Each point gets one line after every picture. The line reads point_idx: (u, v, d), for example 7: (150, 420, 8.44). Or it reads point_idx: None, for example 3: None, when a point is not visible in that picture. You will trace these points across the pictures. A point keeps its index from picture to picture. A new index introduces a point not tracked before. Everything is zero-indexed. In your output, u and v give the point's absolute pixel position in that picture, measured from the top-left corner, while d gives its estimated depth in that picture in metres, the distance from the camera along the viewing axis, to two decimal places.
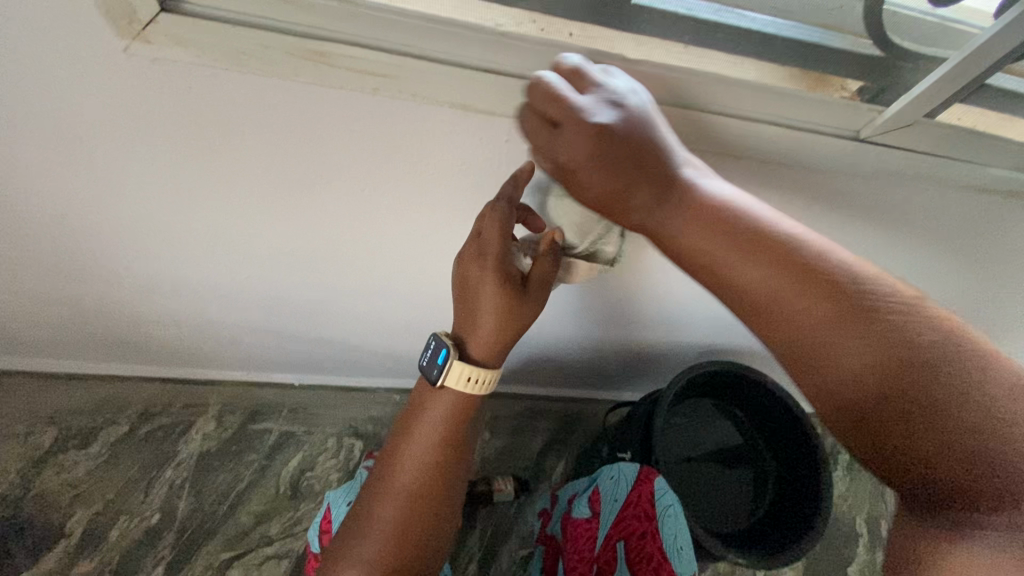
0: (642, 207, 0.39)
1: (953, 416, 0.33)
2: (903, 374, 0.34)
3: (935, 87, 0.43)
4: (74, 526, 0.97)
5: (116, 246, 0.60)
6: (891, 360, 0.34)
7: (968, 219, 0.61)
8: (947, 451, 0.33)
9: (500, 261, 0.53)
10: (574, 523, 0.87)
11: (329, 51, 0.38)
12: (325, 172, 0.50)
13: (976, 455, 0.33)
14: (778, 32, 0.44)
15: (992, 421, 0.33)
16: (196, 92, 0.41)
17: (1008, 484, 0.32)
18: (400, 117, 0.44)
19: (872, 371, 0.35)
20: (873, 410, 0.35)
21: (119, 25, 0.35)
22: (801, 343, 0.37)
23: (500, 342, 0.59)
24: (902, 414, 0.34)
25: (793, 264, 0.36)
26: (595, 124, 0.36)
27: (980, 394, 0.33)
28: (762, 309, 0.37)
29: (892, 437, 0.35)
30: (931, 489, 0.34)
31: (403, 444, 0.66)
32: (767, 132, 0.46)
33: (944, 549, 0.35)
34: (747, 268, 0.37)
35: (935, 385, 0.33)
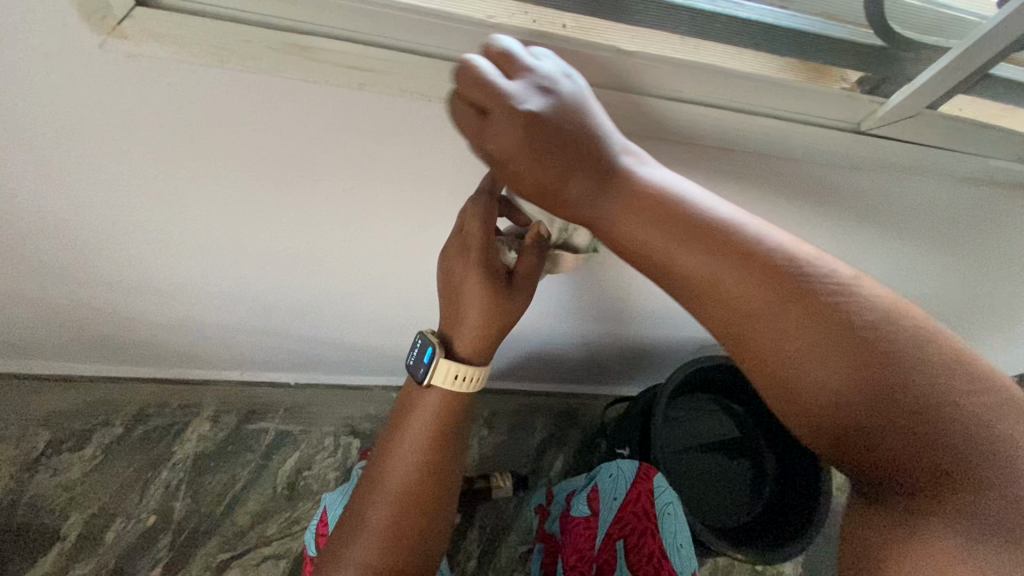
0: (581, 199, 0.38)
1: (899, 397, 0.32)
2: (848, 358, 0.33)
3: (938, 78, 0.42)
4: (70, 529, 0.96)
5: (103, 247, 0.59)
6: (835, 351, 0.33)
7: (968, 212, 0.60)
8: (900, 433, 0.32)
9: (485, 258, 0.52)
10: (573, 522, 0.87)
11: (315, 45, 0.37)
12: (315, 170, 0.49)
13: (927, 436, 0.32)
14: (777, 22, 0.43)
15: (940, 400, 0.32)
16: (176, 89, 0.40)
17: (960, 463, 0.31)
18: (388, 112, 0.43)
19: (817, 364, 0.34)
20: (818, 403, 0.34)
21: (92, 20, 0.34)
22: (745, 334, 0.36)
23: (488, 340, 0.58)
24: (848, 399, 0.33)
25: (741, 256, 0.35)
26: (522, 111, 0.35)
27: (923, 371, 0.32)
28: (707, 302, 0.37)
29: (841, 422, 0.34)
30: (886, 472, 0.34)
31: (393, 443, 0.65)
32: (766, 122, 0.45)
33: (906, 536, 0.33)
34: (689, 259, 0.36)
35: (878, 369, 0.32)
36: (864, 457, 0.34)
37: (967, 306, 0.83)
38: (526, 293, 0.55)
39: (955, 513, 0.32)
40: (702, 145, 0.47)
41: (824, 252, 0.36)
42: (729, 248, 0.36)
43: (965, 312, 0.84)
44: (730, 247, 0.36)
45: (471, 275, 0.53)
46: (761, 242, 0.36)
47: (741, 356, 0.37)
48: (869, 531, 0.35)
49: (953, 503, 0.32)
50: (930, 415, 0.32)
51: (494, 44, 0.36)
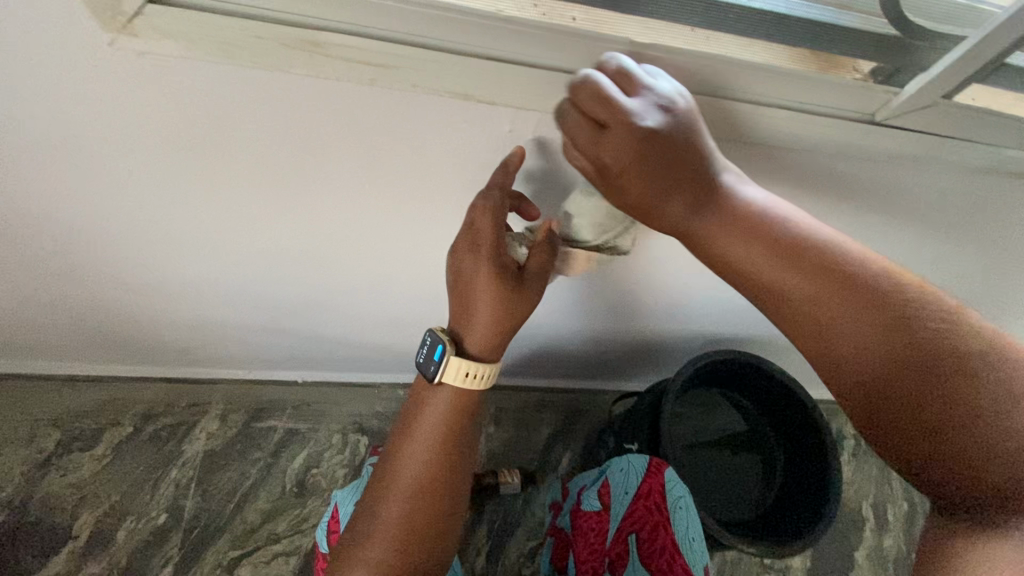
0: (679, 214, 0.39)
1: (976, 408, 0.35)
2: (937, 374, 0.35)
3: (953, 67, 0.41)
4: (81, 528, 0.97)
5: (112, 246, 0.59)
6: (924, 369, 0.36)
7: (981, 203, 0.59)
8: (981, 450, 0.35)
9: (496, 252, 0.52)
10: (583, 517, 0.87)
11: (324, 40, 0.36)
12: (324, 167, 0.49)
13: (1007, 454, 0.34)
14: (790, 13, 0.42)
15: (1022, 424, 0.34)
16: (186, 86, 0.39)
17: None
18: (398, 108, 0.42)
19: (909, 380, 0.36)
20: (904, 417, 0.36)
21: (102, 17, 0.34)
22: (836, 347, 0.38)
23: (497, 336, 0.58)
24: (925, 410, 0.36)
25: (837, 275, 0.38)
26: (644, 129, 0.36)
27: (1010, 399, 0.35)
28: (796, 314, 0.39)
29: (926, 437, 0.36)
30: (966, 485, 0.35)
31: (402, 443, 0.65)
32: (776, 114, 0.44)
33: (975, 541, 0.35)
34: (788, 276, 0.38)
35: (964, 388, 0.35)
36: (944, 471, 0.36)
37: (979, 297, 0.82)
38: (535, 289, 0.54)
39: None
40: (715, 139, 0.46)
41: (926, 281, 0.38)
42: (835, 267, 0.38)
43: (974, 304, 0.84)
44: (830, 269, 0.38)
45: (482, 270, 0.53)
46: (865, 265, 0.38)
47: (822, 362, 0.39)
48: (937, 534, 0.37)
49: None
50: (1008, 436, 0.34)
51: (612, 60, 0.38)
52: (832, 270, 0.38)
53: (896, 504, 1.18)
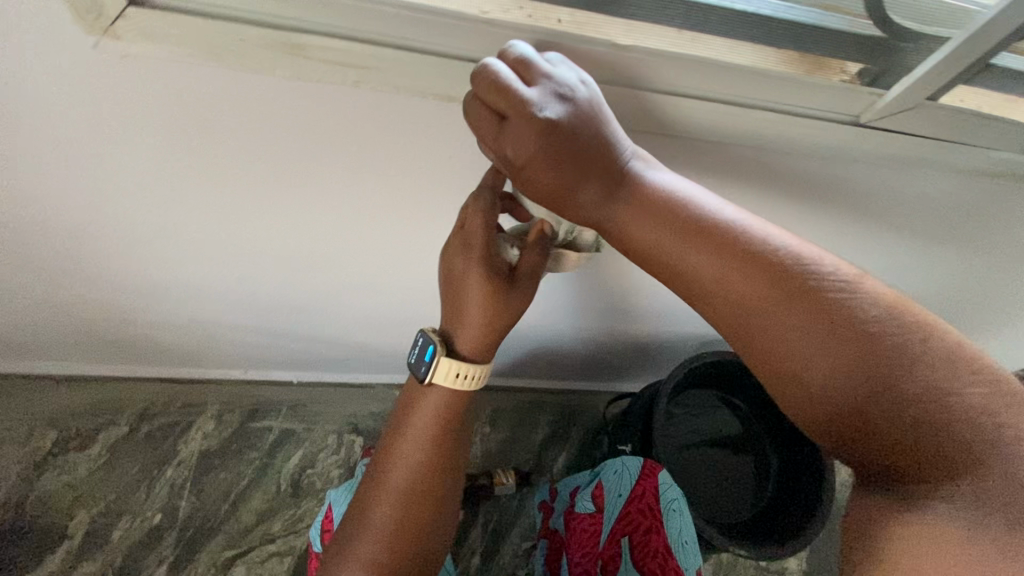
0: (591, 204, 0.40)
1: (906, 396, 0.36)
2: (852, 350, 0.37)
3: (937, 69, 0.41)
4: (76, 527, 0.97)
5: (103, 247, 0.59)
6: (844, 349, 0.37)
7: (971, 205, 0.59)
8: (910, 430, 0.37)
9: (487, 255, 0.52)
10: (578, 519, 0.87)
11: (307, 43, 0.36)
12: (313, 168, 0.49)
13: (932, 429, 0.36)
14: (774, 14, 0.42)
15: (937, 389, 0.36)
16: (172, 87, 0.40)
17: (961, 449, 0.36)
18: (384, 110, 0.42)
19: (834, 366, 0.37)
20: (838, 404, 0.38)
21: (86, 21, 0.34)
22: (759, 338, 0.39)
23: (489, 337, 0.58)
24: (853, 393, 0.37)
25: (748, 261, 0.38)
26: (542, 119, 0.35)
27: (920, 365, 0.37)
28: (723, 309, 0.40)
29: (860, 425, 0.38)
30: (892, 463, 0.38)
31: (394, 443, 0.65)
32: (761, 115, 0.44)
33: (907, 520, 0.38)
34: (704, 266, 0.39)
35: (884, 366, 0.36)
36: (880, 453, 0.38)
37: (973, 299, 0.82)
38: (525, 291, 0.54)
39: (953, 497, 0.37)
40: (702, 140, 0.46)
41: (824, 252, 0.39)
42: (738, 250, 0.38)
43: (968, 305, 0.84)
44: (737, 251, 0.38)
45: (473, 271, 0.53)
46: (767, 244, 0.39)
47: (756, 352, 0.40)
48: (868, 514, 0.40)
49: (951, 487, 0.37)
50: (926, 407, 0.36)
51: (512, 49, 0.37)
52: (744, 254, 0.38)
53: None
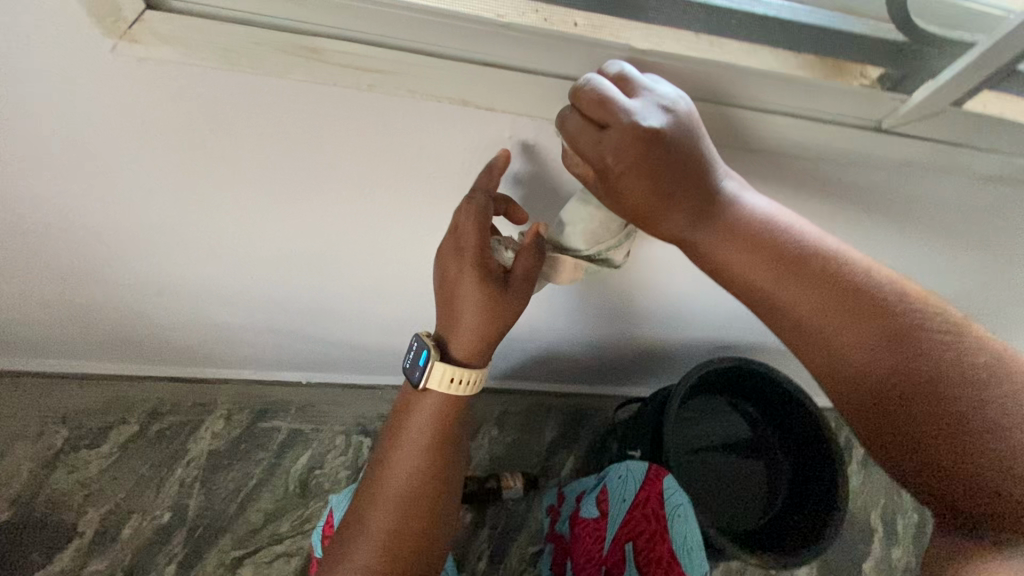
0: (680, 222, 0.39)
1: (984, 427, 0.35)
2: (933, 384, 0.36)
3: (965, 73, 0.40)
4: (87, 525, 0.98)
5: (117, 249, 0.60)
6: (923, 381, 0.36)
7: (993, 213, 0.58)
8: (990, 468, 0.34)
9: (480, 257, 0.52)
10: (582, 523, 0.87)
11: (322, 46, 0.36)
12: (326, 171, 0.49)
13: (1015, 470, 0.34)
14: (795, 18, 0.41)
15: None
16: (187, 90, 0.39)
17: None
18: (397, 113, 0.42)
19: (911, 393, 0.37)
20: (911, 429, 0.36)
21: (103, 23, 0.34)
22: (839, 361, 0.39)
23: (484, 341, 0.57)
24: (927, 420, 0.36)
25: (839, 289, 0.39)
26: (649, 132, 0.36)
27: (1007, 411, 0.35)
28: (799, 328, 0.40)
29: (936, 452, 0.36)
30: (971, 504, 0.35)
31: (394, 444, 0.65)
32: (780, 120, 0.44)
33: (984, 562, 0.34)
34: (789, 288, 0.39)
35: (964, 402, 0.35)
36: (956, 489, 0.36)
37: (993, 307, 0.81)
38: (519, 295, 0.53)
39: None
40: (719, 146, 0.46)
41: (922, 291, 0.39)
42: (832, 278, 0.39)
43: (985, 313, 0.82)
44: (829, 278, 0.39)
45: (467, 274, 0.52)
46: (864, 275, 0.39)
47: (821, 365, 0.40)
48: (946, 558, 0.36)
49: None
50: (1013, 448, 0.34)
51: (610, 68, 0.38)
52: (835, 280, 0.39)
53: (905, 514, 1.16)
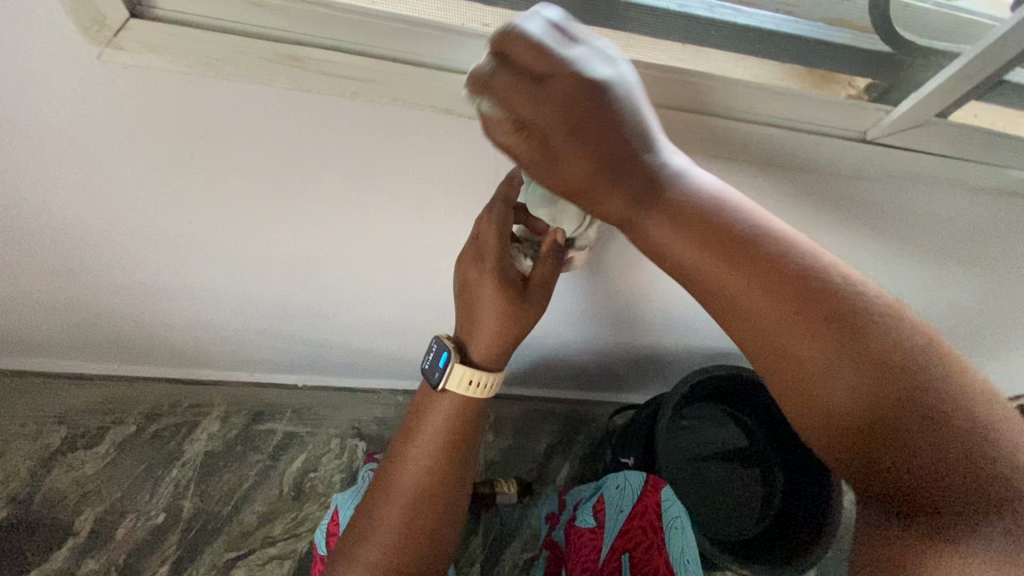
0: (622, 206, 0.37)
1: (933, 416, 0.33)
2: (878, 372, 0.34)
3: (949, 84, 0.40)
4: (82, 524, 0.98)
5: (111, 251, 0.60)
6: (869, 369, 0.34)
7: (986, 226, 0.58)
8: (932, 457, 0.32)
9: (501, 264, 0.52)
10: (578, 532, 0.85)
11: (304, 55, 0.37)
12: (314, 177, 0.49)
13: (961, 458, 0.32)
14: (778, 28, 0.41)
15: (969, 426, 0.33)
16: (175, 98, 0.40)
17: (991, 484, 0.32)
18: (381, 121, 0.42)
19: (853, 383, 0.34)
20: (856, 420, 0.34)
21: (89, 32, 0.34)
22: (781, 351, 0.36)
23: (503, 345, 0.57)
24: (867, 410, 0.34)
25: (780, 272, 0.36)
26: (590, 90, 0.33)
27: (952, 401, 0.33)
28: (738, 316, 0.37)
29: (883, 445, 0.34)
30: (915, 497, 0.34)
31: (408, 441, 0.65)
32: (765, 132, 0.43)
33: (933, 554, 0.32)
34: (728, 275, 0.37)
35: (910, 391, 0.33)
36: (900, 483, 0.34)
37: (990, 318, 0.80)
38: (539, 302, 0.53)
39: (977, 535, 0.32)
40: (705, 156, 0.46)
41: (871, 280, 0.37)
42: (770, 263, 0.36)
43: (980, 323, 0.82)
44: (767, 263, 0.36)
45: (489, 281, 0.52)
46: (806, 259, 0.36)
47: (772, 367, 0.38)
48: (890, 553, 0.34)
49: (976, 524, 0.32)
50: (958, 439, 0.32)
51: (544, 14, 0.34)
52: (776, 265, 0.36)
53: None
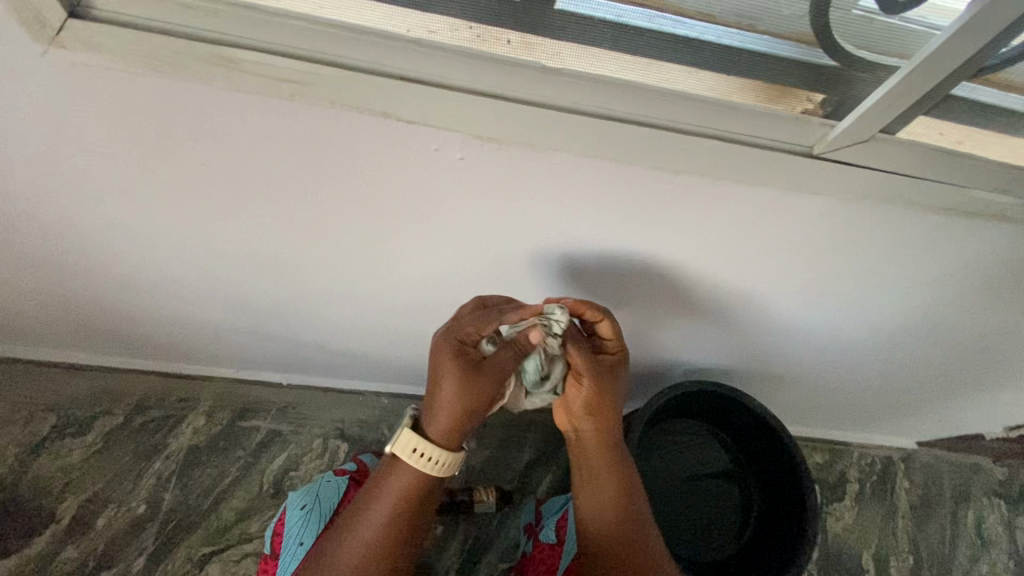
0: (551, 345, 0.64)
1: (630, 511, 0.68)
2: (615, 480, 0.68)
3: (886, 102, 0.39)
4: (64, 512, 1.00)
5: (87, 245, 0.62)
6: (613, 476, 0.68)
7: (961, 248, 0.57)
8: (618, 529, 0.66)
9: (464, 341, 0.60)
10: (538, 546, 0.81)
11: (238, 57, 0.37)
12: (270, 178, 0.50)
13: (631, 537, 0.66)
14: (719, 40, 0.40)
15: (643, 524, 0.68)
16: (120, 96, 0.41)
17: (643, 552, 0.65)
18: (326, 123, 0.43)
19: (606, 478, 0.68)
20: (598, 493, 0.68)
21: (32, 30, 0.36)
22: (587, 444, 0.69)
23: (458, 421, 0.60)
24: (606, 491, 0.68)
25: (605, 419, 0.67)
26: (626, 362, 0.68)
27: (639, 508, 0.69)
28: (573, 420, 0.69)
29: (601, 513, 0.67)
30: (607, 548, 0.66)
31: (363, 508, 0.63)
32: (711, 145, 0.43)
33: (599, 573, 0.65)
34: (579, 404, 0.66)
35: (626, 496, 0.68)
36: (602, 536, 0.67)
37: (979, 343, 0.79)
38: (492, 383, 0.59)
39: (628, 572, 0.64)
40: (655, 167, 0.46)
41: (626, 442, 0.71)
42: (602, 414, 0.67)
43: (966, 347, 0.80)
44: (600, 413, 0.67)
45: (448, 352, 0.59)
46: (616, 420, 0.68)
47: (597, 457, 0.69)
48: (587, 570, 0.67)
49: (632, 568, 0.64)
50: (635, 529, 0.67)
51: None
52: (601, 416, 0.67)
53: (898, 556, 1.14)
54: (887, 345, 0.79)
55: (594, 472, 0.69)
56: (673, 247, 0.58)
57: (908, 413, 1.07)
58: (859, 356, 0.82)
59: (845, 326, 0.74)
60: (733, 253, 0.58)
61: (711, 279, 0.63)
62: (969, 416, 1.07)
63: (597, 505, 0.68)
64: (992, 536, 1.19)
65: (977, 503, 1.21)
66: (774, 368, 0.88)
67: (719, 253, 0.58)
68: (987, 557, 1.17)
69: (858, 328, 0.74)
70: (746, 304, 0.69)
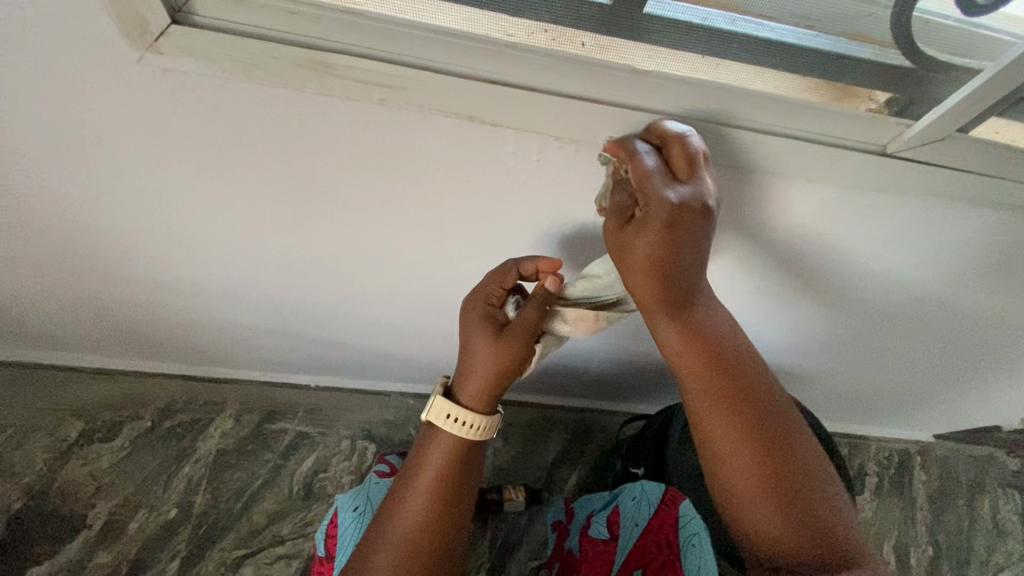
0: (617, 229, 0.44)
1: (784, 445, 0.49)
2: (745, 412, 0.50)
3: (966, 101, 0.40)
4: (95, 517, 0.99)
5: (138, 249, 0.62)
6: (743, 409, 0.50)
7: (1007, 242, 0.58)
8: (777, 474, 0.48)
9: (490, 304, 0.59)
10: (590, 542, 0.81)
11: (335, 61, 0.38)
12: (336, 180, 0.50)
13: (797, 473, 0.48)
14: (799, 43, 0.41)
15: (806, 458, 0.50)
16: (208, 100, 0.41)
17: (817, 490, 0.49)
18: (407, 125, 0.43)
19: (733, 414, 0.49)
20: (737, 437, 0.49)
21: (131, 37, 0.36)
22: (695, 375, 0.50)
23: (490, 386, 0.59)
24: (743, 428, 0.49)
25: (703, 335, 0.49)
26: (701, 207, 0.41)
27: (792, 439, 0.50)
28: (673, 347, 0.49)
29: (750, 460, 0.48)
30: (780, 503, 0.47)
31: (409, 477, 0.62)
32: (786, 143, 0.45)
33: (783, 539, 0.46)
34: (670, 320, 0.48)
35: (768, 426, 0.50)
36: (764, 492, 0.47)
37: (1010, 334, 0.80)
38: (519, 342, 0.56)
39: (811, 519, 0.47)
40: (725, 167, 0.47)
41: (746, 352, 0.52)
42: (700, 328, 0.49)
43: (993, 340, 0.81)
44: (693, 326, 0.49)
45: (475, 315, 0.59)
46: (717, 328, 0.50)
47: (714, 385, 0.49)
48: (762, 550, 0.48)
49: (814, 513, 0.47)
50: (803, 464, 0.49)
51: None
52: (700, 333, 0.49)
53: (919, 546, 1.16)
54: (917, 338, 0.80)
55: (721, 409, 0.49)
56: (728, 244, 0.59)
57: (929, 405, 1.08)
58: (889, 349, 0.83)
59: (881, 321, 0.75)
60: (783, 249, 0.59)
61: (756, 275, 0.64)
62: (987, 408, 1.08)
63: (741, 455, 0.48)
64: (1009, 526, 1.20)
65: (992, 493, 1.23)
66: (804, 362, 0.89)
67: (769, 249, 0.59)
68: (1004, 547, 1.17)
69: (891, 321, 0.75)
70: (787, 298, 0.70)
